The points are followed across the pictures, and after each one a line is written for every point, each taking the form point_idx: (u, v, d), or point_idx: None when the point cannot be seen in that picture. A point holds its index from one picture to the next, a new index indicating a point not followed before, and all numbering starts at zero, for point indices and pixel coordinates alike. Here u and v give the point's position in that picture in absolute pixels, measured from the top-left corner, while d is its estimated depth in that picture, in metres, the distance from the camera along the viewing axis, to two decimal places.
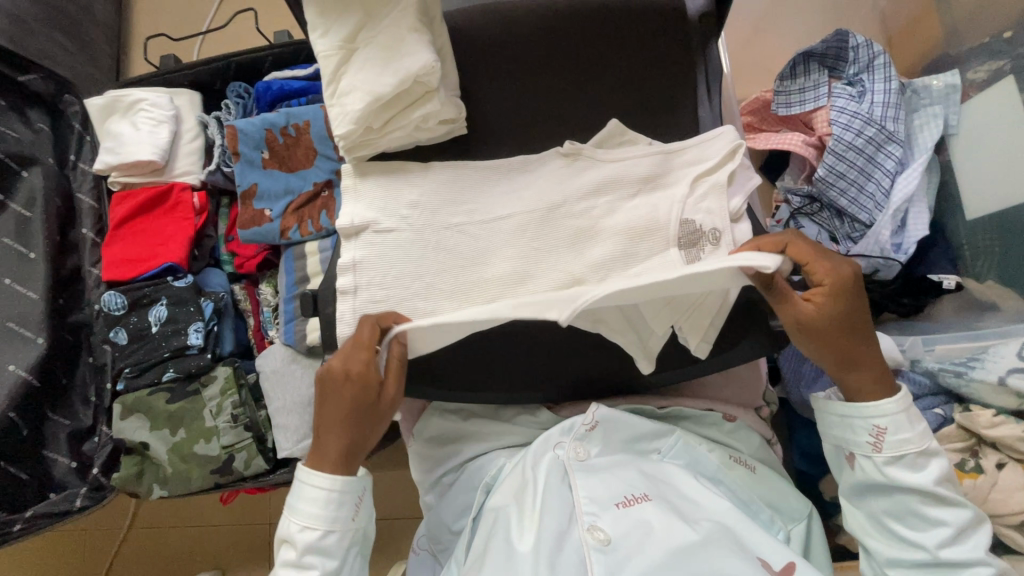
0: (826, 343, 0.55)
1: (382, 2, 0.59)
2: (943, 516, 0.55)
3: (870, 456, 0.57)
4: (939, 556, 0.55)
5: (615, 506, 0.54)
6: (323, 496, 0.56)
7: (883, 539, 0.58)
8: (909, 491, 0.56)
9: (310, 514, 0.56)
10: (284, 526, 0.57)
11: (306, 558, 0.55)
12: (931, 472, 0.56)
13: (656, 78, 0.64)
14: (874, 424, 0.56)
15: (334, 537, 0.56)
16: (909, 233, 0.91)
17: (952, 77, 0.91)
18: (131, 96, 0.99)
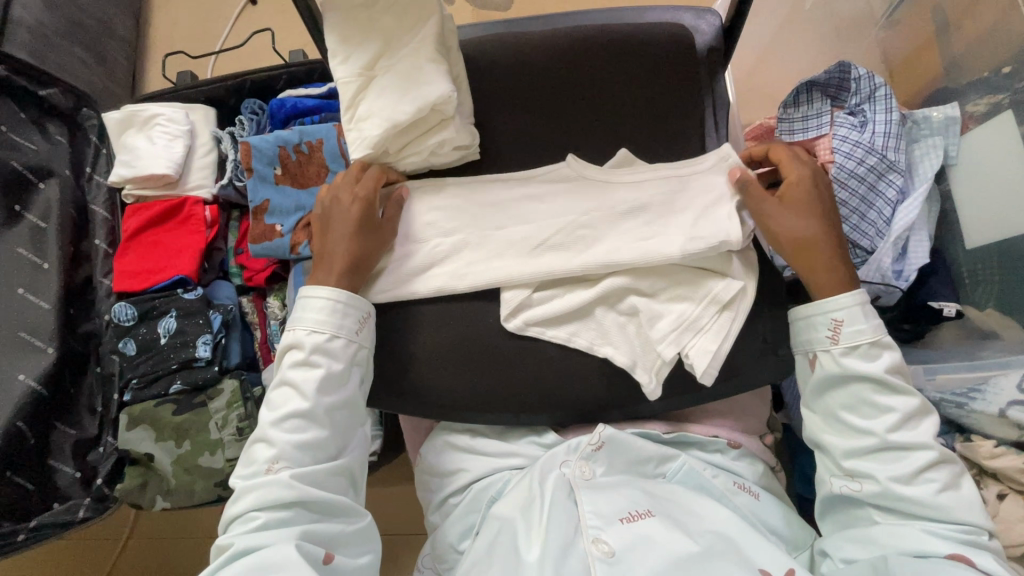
0: (800, 216, 0.59)
1: (401, 32, 0.61)
2: (892, 403, 0.56)
3: (828, 349, 0.58)
4: (888, 440, 0.56)
5: (619, 521, 0.55)
6: (329, 304, 0.59)
7: (838, 434, 0.59)
8: (861, 380, 0.57)
9: (318, 320, 0.59)
10: (291, 333, 0.60)
11: (313, 358, 0.58)
12: (883, 361, 0.57)
13: (664, 110, 0.66)
14: (833, 317, 0.57)
15: (340, 342, 0.59)
16: (910, 260, 0.93)
17: (952, 110, 0.93)
18: (147, 112, 1.02)
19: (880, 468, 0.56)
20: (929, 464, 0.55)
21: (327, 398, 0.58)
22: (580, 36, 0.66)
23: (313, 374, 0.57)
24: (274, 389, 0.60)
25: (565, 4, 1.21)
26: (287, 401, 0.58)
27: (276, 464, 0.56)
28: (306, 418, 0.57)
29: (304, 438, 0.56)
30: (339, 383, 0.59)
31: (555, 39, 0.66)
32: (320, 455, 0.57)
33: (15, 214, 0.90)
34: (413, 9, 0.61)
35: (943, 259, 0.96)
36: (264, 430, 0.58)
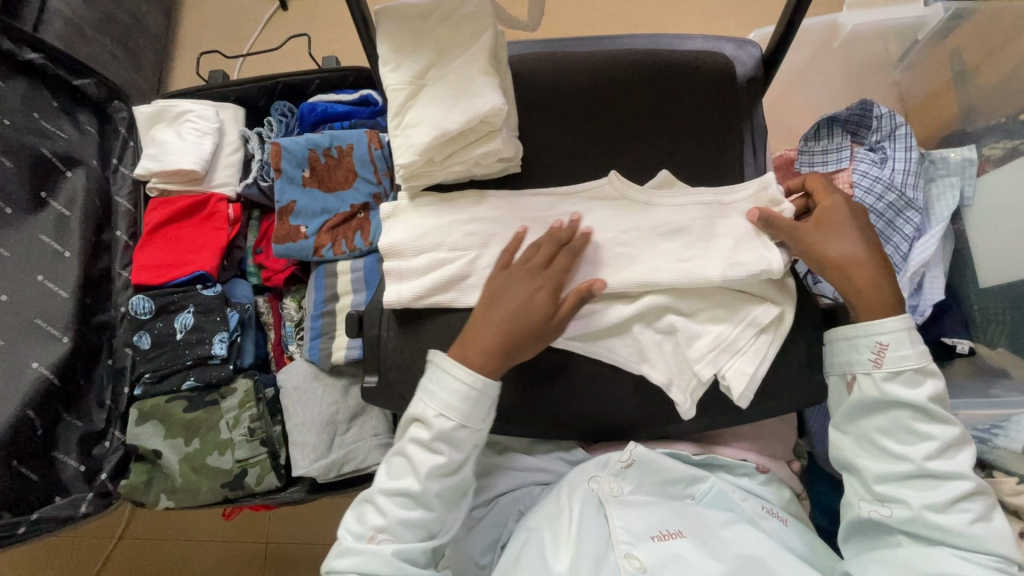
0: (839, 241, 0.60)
1: (452, 45, 0.63)
2: (932, 432, 0.58)
3: (870, 374, 0.59)
4: (925, 468, 0.57)
5: (651, 538, 0.58)
6: (464, 390, 0.57)
7: (873, 457, 0.60)
8: (903, 408, 0.58)
9: (446, 404, 0.57)
10: (417, 408, 0.58)
11: (435, 443, 0.57)
12: (925, 390, 0.58)
13: (700, 137, 0.68)
14: (878, 340, 0.58)
15: (464, 432, 0.57)
16: (926, 296, 0.94)
17: (969, 152, 0.95)
18: (178, 107, 1.01)
19: (913, 494, 0.58)
20: (964, 493, 0.57)
21: (438, 485, 0.58)
22: (622, 62, 0.69)
23: (433, 462, 0.57)
24: (394, 454, 0.60)
25: (591, 28, 1.24)
26: (401, 472, 0.59)
27: (380, 534, 0.58)
28: (414, 498, 0.58)
29: (409, 517, 0.58)
30: (450, 471, 0.58)
31: (600, 64, 0.69)
32: (421, 534, 0.58)
33: (40, 201, 0.89)
34: (467, 23, 0.62)
35: (957, 296, 0.98)
36: (374, 493, 0.60)
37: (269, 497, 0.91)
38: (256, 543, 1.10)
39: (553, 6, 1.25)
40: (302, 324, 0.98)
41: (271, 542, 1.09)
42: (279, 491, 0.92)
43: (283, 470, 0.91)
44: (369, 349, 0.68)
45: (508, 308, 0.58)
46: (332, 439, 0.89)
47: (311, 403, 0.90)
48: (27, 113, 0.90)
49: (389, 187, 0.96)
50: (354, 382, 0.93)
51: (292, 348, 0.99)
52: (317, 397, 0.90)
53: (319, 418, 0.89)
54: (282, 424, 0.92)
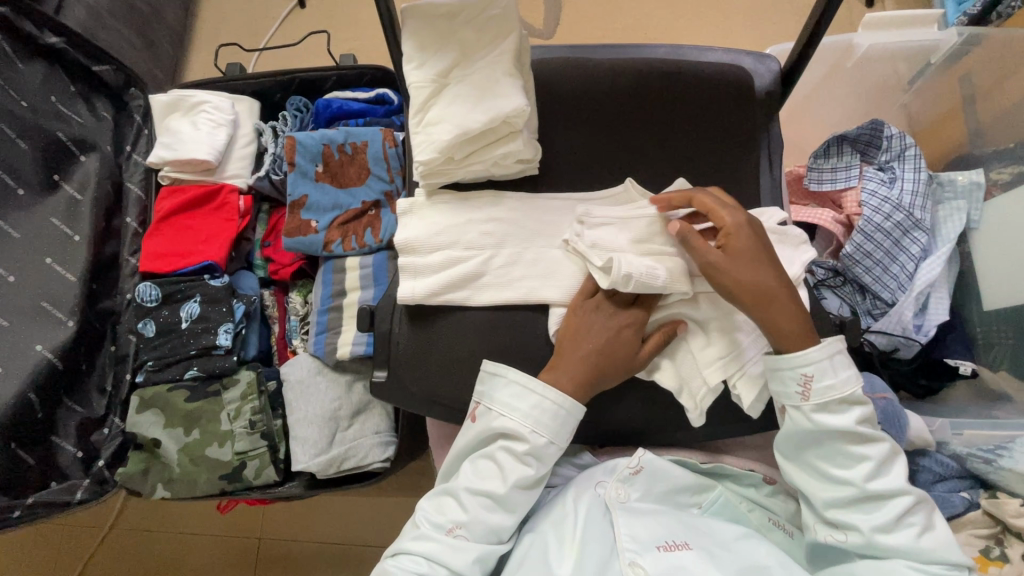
0: (750, 270, 0.58)
1: (477, 47, 0.64)
2: (865, 452, 0.57)
3: (797, 405, 0.58)
4: (866, 489, 0.57)
5: (656, 548, 0.58)
6: (556, 409, 0.60)
7: (818, 484, 0.60)
8: (837, 436, 0.58)
9: (539, 420, 0.60)
10: (506, 420, 0.60)
11: (527, 456, 0.59)
12: (853, 414, 0.58)
13: (717, 149, 0.69)
14: (801, 372, 0.57)
15: (552, 449, 0.61)
16: (930, 316, 0.95)
17: (977, 175, 0.96)
18: (195, 97, 1.01)
19: (862, 517, 0.57)
20: (906, 508, 0.57)
21: (524, 495, 0.60)
22: (643, 70, 0.69)
23: (523, 474, 0.59)
24: (476, 456, 0.61)
25: (606, 38, 1.25)
26: (485, 475, 0.60)
27: (458, 529, 0.59)
28: (497, 502, 0.59)
29: (490, 521, 0.59)
30: (533, 483, 0.61)
31: (621, 70, 0.70)
32: (494, 538, 0.60)
33: (52, 184, 0.89)
34: (493, 25, 0.64)
35: (960, 318, 0.98)
36: (456, 487, 0.61)
37: (266, 491, 0.90)
38: (248, 538, 1.09)
39: (569, 15, 1.26)
40: (307, 318, 0.98)
41: (264, 537, 1.08)
42: (276, 485, 0.91)
43: (282, 464, 0.91)
44: (380, 344, 0.68)
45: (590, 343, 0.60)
46: (333, 434, 0.88)
47: (314, 397, 0.89)
48: (44, 96, 0.90)
49: (401, 185, 0.96)
50: (358, 378, 0.92)
51: (295, 342, 0.99)
52: (319, 391, 0.90)
53: (321, 413, 0.88)
54: (283, 418, 0.92)
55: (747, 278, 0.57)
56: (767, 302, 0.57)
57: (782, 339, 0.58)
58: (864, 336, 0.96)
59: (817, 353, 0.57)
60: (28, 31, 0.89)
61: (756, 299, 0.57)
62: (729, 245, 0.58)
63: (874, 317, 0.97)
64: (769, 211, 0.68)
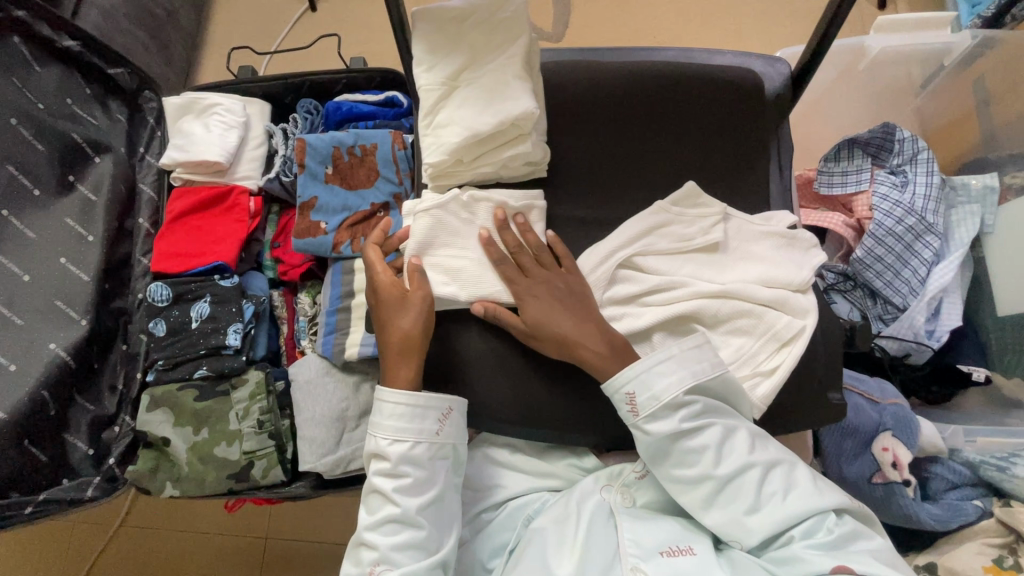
0: (556, 319, 0.60)
1: (487, 49, 0.64)
2: (700, 445, 0.57)
3: (633, 425, 0.58)
4: (721, 480, 0.57)
5: (659, 554, 0.58)
6: (402, 408, 0.61)
7: (681, 491, 0.59)
8: (669, 439, 0.57)
9: (396, 427, 0.61)
10: (373, 442, 0.62)
11: (400, 466, 0.60)
12: (679, 414, 0.57)
13: (727, 151, 0.69)
14: (624, 392, 0.58)
15: (422, 447, 0.61)
16: (943, 321, 0.94)
17: (990, 179, 0.95)
18: (207, 100, 1.03)
19: (731, 507, 0.57)
20: (763, 480, 0.57)
21: (417, 502, 0.59)
22: (653, 72, 0.69)
23: (398, 483, 0.59)
24: (367, 495, 0.63)
25: (615, 40, 1.25)
26: (378, 506, 0.61)
27: (378, 565, 0.58)
28: (400, 521, 0.59)
29: (399, 541, 0.58)
30: (427, 487, 0.60)
31: (630, 72, 0.70)
32: (418, 553, 0.59)
33: (68, 185, 0.90)
34: (503, 28, 0.64)
35: (973, 324, 0.97)
36: (362, 533, 0.61)
37: (274, 491, 0.91)
38: (254, 537, 1.09)
39: (578, 18, 1.27)
40: (315, 319, 0.98)
41: (270, 537, 1.09)
42: (284, 485, 0.91)
43: (290, 465, 0.91)
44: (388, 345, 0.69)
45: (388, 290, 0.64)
46: (340, 435, 0.89)
47: (321, 398, 0.90)
48: (60, 98, 0.91)
49: (410, 188, 0.97)
50: (365, 379, 0.92)
51: (304, 343, 1.00)
52: (327, 392, 0.90)
53: (327, 413, 0.89)
54: (291, 417, 0.92)
55: (539, 327, 0.60)
56: (571, 344, 0.60)
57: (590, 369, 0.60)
58: (875, 341, 0.95)
59: (634, 370, 0.58)
60: (46, 34, 0.90)
61: (566, 340, 0.60)
62: (532, 310, 0.61)
63: (886, 323, 0.96)
64: (778, 215, 0.68)
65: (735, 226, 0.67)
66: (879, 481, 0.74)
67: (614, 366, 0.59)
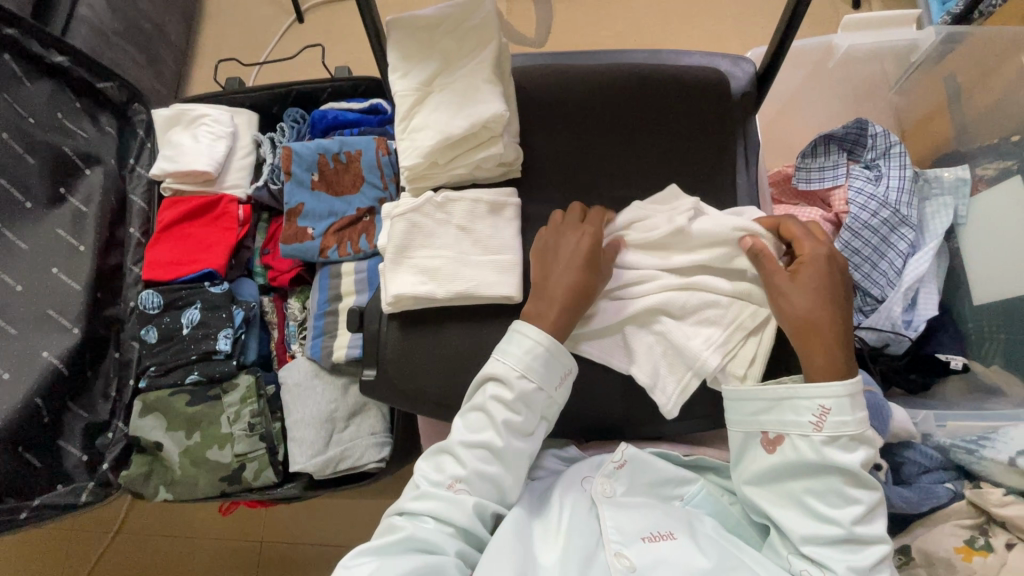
0: (809, 302, 0.61)
1: (460, 56, 0.67)
2: (859, 495, 0.57)
3: (808, 436, 0.58)
4: (852, 533, 0.56)
5: (641, 540, 0.60)
6: (538, 349, 0.61)
7: (804, 518, 0.58)
8: (836, 470, 0.57)
9: (528, 365, 0.61)
10: (495, 368, 0.62)
11: (516, 403, 0.61)
12: (858, 455, 0.57)
13: (696, 148, 0.71)
14: (818, 403, 0.58)
15: (543, 395, 0.62)
16: (920, 311, 0.95)
17: (962, 171, 0.97)
18: (195, 112, 1.05)
19: (840, 558, 0.55)
20: (884, 558, 0.56)
21: (518, 443, 0.61)
22: (621, 74, 0.72)
23: (512, 418, 0.61)
24: (469, 410, 0.63)
25: (595, 44, 1.27)
26: (479, 427, 0.62)
27: (458, 483, 0.60)
28: (494, 453, 0.61)
29: (487, 472, 0.60)
30: (527, 433, 0.62)
31: (600, 75, 0.72)
32: (493, 488, 0.61)
33: (58, 197, 0.92)
34: (473, 34, 0.67)
35: (950, 313, 0.98)
36: (453, 444, 0.62)
37: (265, 493, 0.92)
38: (250, 541, 1.11)
39: (560, 24, 1.30)
40: (305, 323, 1.00)
41: (266, 540, 1.10)
42: (275, 487, 0.92)
43: (281, 466, 0.92)
44: (370, 344, 0.71)
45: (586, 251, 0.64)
46: (329, 436, 0.90)
47: (311, 400, 0.92)
48: (50, 113, 0.92)
49: (395, 192, 0.99)
50: (354, 381, 0.94)
51: (294, 347, 1.01)
52: (316, 395, 0.92)
53: (317, 414, 0.91)
54: (282, 420, 0.94)
55: (800, 289, 0.61)
56: (808, 332, 0.60)
57: (811, 360, 0.60)
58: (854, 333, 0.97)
59: (839, 389, 0.58)
60: (35, 51, 0.91)
61: (811, 326, 0.60)
62: (804, 269, 0.62)
63: (865, 314, 0.98)
64: (748, 210, 0.69)
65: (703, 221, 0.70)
66: None
67: (829, 371, 0.59)
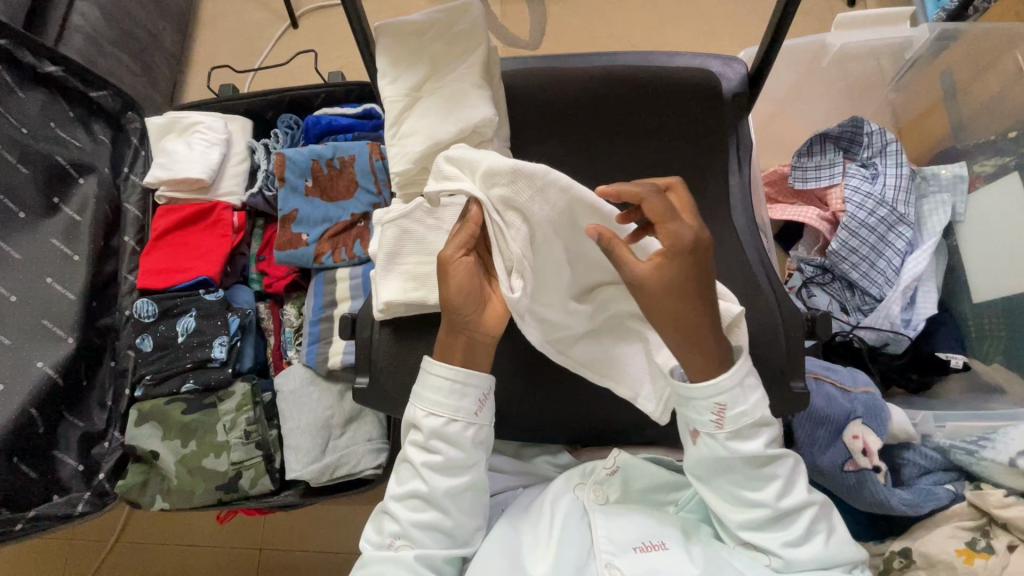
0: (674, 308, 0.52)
1: (448, 61, 0.69)
2: (773, 471, 0.57)
3: (713, 435, 0.56)
4: (779, 508, 0.57)
5: (633, 550, 0.60)
6: (444, 385, 0.60)
7: (732, 508, 0.59)
8: (747, 461, 0.56)
9: (435, 402, 0.60)
10: (410, 412, 0.62)
11: (432, 443, 0.60)
12: (761, 438, 0.57)
13: (686, 151, 0.71)
14: (715, 403, 0.55)
15: (457, 426, 0.60)
16: (919, 310, 0.94)
17: (959, 168, 0.97)
18: (189, 118, 1.04)
19: (775, 536, 0.57)
20: (814, 518, 0.57)
21: (446, 482, 0.60)
22: (611, 75, 0.71)
23: (429, 459, 0.60)
24: (398, 464, 0.64)
25: (590, 46, 1.27)
26: (407, 478, 0.62)
27: (398, 540, 0.60)
28: (426, 501, 0.61)
29: (423, 519, 0.60)
30: (455, 469, 0.61)
31: (592, 76, 0.71)
32: (437, 534, 0.60)
33: (52, 207, 0.92)
34: (462, 40, 0.68)
35: (949, 311, 0.97)
36: (388, 502, 0.63)
37: (263, 501, 0.92)
38: (249, 549, 1.10)
39: (554, 25, 1.29)
40: (301, 329, 1.00)
41: (265, 547, 1.10)
42: (274, 494, 0.92)
43: (278, 474, 0.92)
44: (363, 351, 0.71)
45: (471, 253, 0.59)
46: (325, 442, 0.90)
47: (306, 406, 0.91)
48: (43, 122, 0.92)
49: (389, 197, 0.98)
50: (348, 387, 0.93)
51: (290, 353, 1.01)
52: (311, 401, 0.91)
53: (314, 421, 0.90)
54: (278, 427, 0.93)
55: (665, 288, 0.51)
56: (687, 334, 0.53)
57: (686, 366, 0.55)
58: (853, 333, 0.96)
59: (727, 381, 0.54)
60: (28, 61, 0.91)
61: (684, 330, 0.53)
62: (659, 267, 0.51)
63: (865, 314, 0.97)
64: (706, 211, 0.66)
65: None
66: (851, 468, 0.75)
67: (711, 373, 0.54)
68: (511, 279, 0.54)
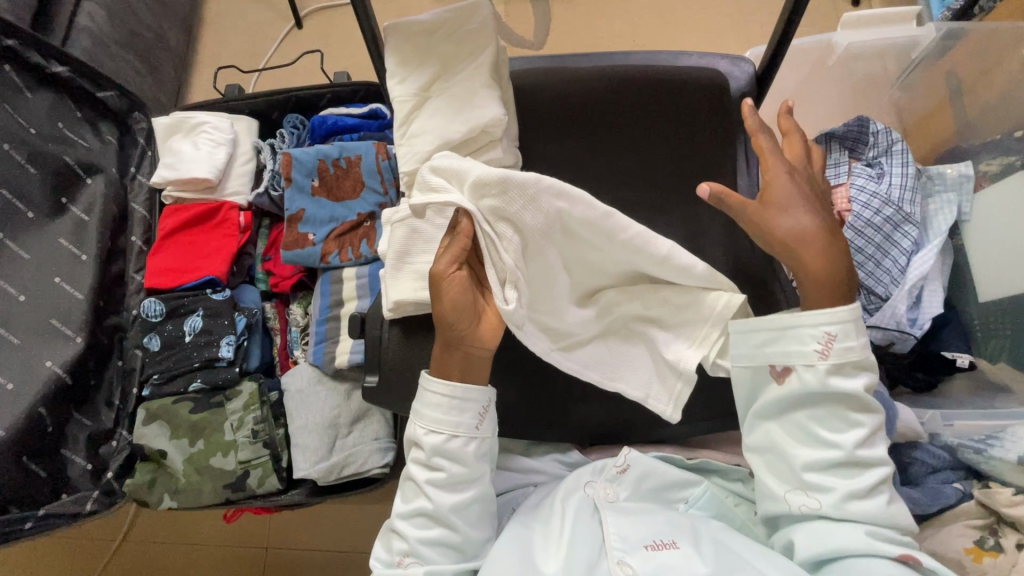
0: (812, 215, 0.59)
1: (457, 62, 0.69)
2: (861, 419, 0.57)
3: (814, 366, 0.57)
4: (851, 455, 0.57)
5: (643, 548, 0.60)
6: (443, 401, 0.60)
7: (805, 444, 0.59)
8: (841, 397, 0.57)
9: (435, 420, 0.60)
10: (411, 430, 0.62)
11: (435, 459, 0.60)
12: (861, 380, 0.57)
13: (693, 150, 0.71)
14: (823, 330, 0.56)
15: (458, 442, 0.60)
16: (925, 309, 0.94)
17: (966, 168, 0.96)
18: (195, 119, 1.05)
19: (838, 482, 0.57)
20: (881, 477, 0.57)
21: (450, 499, 0.60)
22: (618, 75, 0.71)
23: (432, 476, 0.60)
24: (402, 483, 0.64)
25: (594, 46, 1.27)
26: (412, 496, 0.63)
27: (407, 558, 0.60)
28: (430, 518, 0.61)
29: (429, 536, 0.60)
30: (459, 484, 0.61)
31: (599, 76, 0.71)
32: (443, 549, 0.61)
33: (60, 207, 0.92)
34: (471, 40, 0.69)
35: (956, 310, 0.97)
36: (394, 522, 0.63)
37: (270, 500, 0.92)
38: (255, 548, 1.10)
39: (559, 25, 1.30)
40: (307, 329, 1.00)
41: (270, 547, 1.10)
42: (280, 493, 0.92)
43: (285, 472, 0.92)
44: (372, 350, 0.72)
45: (464, 267, 0.59)
46: (333, 441, 0.90)
47: (314, 405, 0.91)
48: (51, 123, 0.92)
49: (395, 197, 0.99)
50: (356, 386, 0.94)
51: (296, 353, 1.01)
52: (319, 400, 0.92)
53: (321, 419, 0.90)
54: (285, 426, 0.94)
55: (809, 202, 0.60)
56: (815, 245, 0.58)
57: (813, 277, 0.58)
58: None
59: (844, 313, 0.56)
60: (35, 62, 0.91)
61: (814, 239, 0.58)
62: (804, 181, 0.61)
63: (871, 313, 0.96)
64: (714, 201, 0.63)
65: (699, 225, 0.71)
66: None
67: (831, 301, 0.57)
68: (505, 291, 0.56)
